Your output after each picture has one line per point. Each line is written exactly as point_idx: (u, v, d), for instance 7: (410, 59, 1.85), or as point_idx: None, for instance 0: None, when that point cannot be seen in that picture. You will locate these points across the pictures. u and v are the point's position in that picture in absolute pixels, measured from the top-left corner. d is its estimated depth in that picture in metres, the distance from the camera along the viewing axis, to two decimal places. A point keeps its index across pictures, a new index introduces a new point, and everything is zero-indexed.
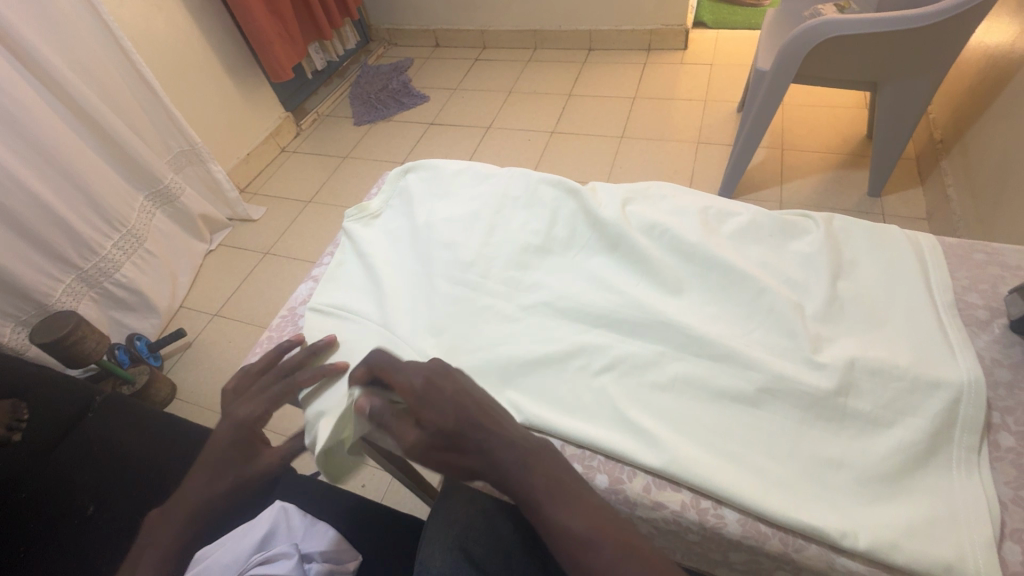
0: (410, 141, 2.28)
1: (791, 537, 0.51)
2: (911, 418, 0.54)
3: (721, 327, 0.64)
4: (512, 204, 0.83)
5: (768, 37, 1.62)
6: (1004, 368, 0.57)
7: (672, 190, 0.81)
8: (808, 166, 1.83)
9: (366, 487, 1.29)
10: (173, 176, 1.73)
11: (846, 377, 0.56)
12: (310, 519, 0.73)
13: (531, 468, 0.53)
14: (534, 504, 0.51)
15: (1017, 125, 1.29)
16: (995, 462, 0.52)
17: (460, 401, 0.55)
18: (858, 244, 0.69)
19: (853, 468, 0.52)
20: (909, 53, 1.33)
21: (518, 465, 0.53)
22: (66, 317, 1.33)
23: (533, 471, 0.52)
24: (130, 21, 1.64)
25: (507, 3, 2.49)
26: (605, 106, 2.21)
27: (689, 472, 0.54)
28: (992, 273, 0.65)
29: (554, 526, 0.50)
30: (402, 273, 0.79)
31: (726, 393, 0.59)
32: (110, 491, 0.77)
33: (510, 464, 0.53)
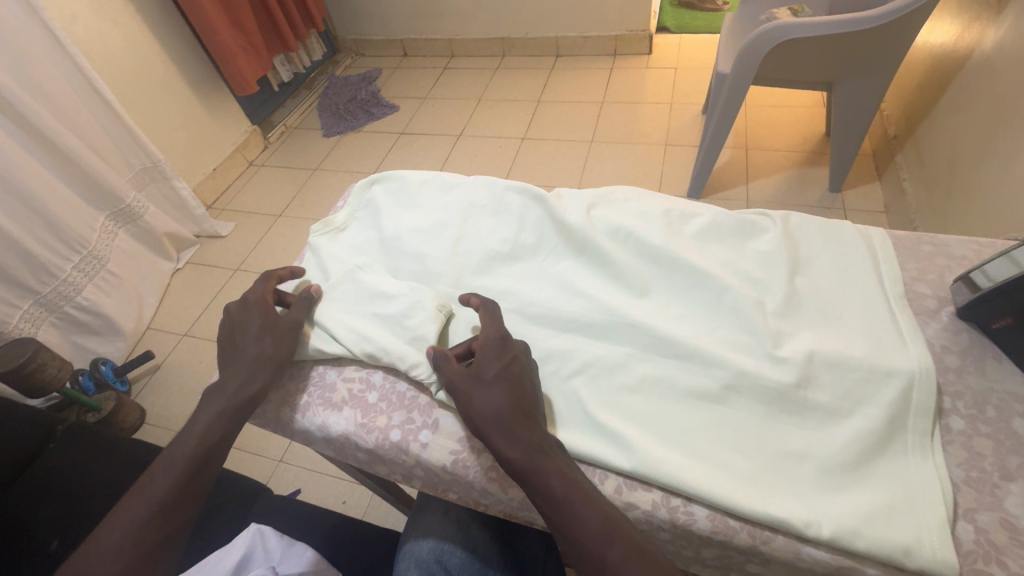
0: (381, 150, 2.26)
1: (758, 530, 0.52)
2: (868, 407, 0.55)
3: (685, 327, 0.65)
4: (478, 213, 0.83)
5: (728, 40, 1.66)
6: (952, 354, 0.60)
7: (635, 193, 0.83)
8: (771, 164, 1.89)
9: (347, 503, 1.28)
10: (135, 195, 1.69)
11: (805, 370, 0.58)
12: (288, 540, 0.72)
13: (554, 471, 0.52)
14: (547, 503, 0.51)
15: (963, 120, 1.35)
16: (947, 446, 0.54)
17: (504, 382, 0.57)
18: (813, 240, 0.71)
19: (815, 459, 0.54)
20: (858, 55, 1.39)
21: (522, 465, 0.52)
22: (24, 344, 1.28)
23: (554, 474, 0.52)
24: (85, 37, 1.59)
25: (473, 12, 2.51)
26: (574, 112, 2.24)
27: (660, 472, 0.54)
28: (939, 264, 0.68)
29: (565, 527, 0.49)
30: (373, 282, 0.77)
31: (691, 391, 0.60)
32: (74, 526, 0.83)
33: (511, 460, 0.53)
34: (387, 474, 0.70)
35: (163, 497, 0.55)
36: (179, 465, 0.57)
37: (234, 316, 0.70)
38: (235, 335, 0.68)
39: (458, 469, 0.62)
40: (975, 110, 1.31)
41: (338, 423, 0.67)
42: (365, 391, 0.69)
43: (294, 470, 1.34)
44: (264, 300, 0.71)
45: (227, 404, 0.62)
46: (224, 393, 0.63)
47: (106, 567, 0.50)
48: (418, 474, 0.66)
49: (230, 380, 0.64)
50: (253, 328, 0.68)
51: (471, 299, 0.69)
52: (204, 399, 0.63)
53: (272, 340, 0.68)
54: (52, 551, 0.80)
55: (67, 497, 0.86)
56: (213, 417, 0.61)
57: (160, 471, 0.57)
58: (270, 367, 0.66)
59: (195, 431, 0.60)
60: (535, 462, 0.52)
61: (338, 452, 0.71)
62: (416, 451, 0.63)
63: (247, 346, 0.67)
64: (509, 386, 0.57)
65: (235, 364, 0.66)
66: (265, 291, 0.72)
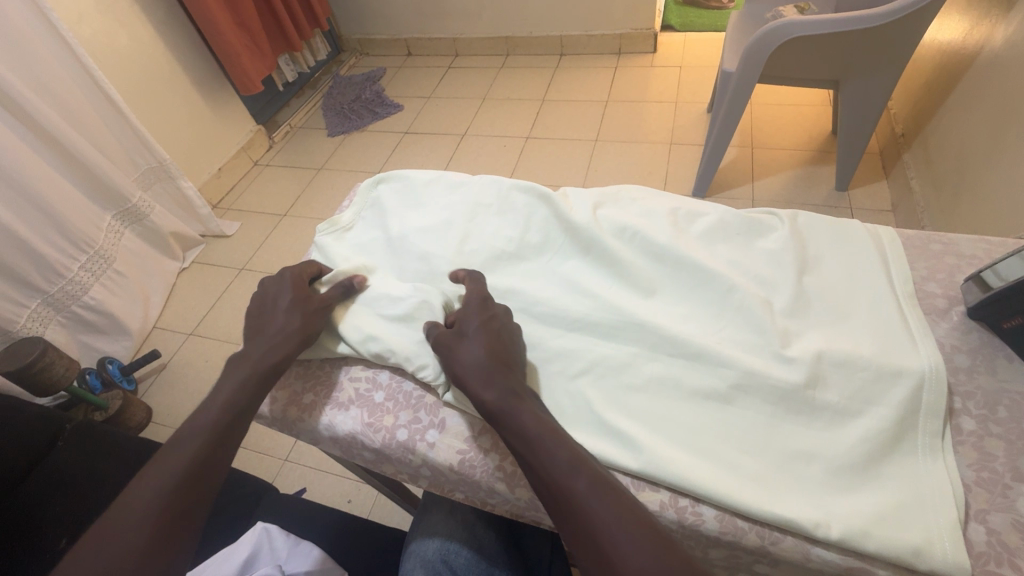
0: (386, 150, 2.27)
1: (767, 530, 0.52)
2: (878, 407, 0.55)
3: (692, 326, 0.65)
4: (484, 213, 0.83)
5: (733, 39, 1.65)
6: (962, 354, 0.59)
7: (641, 192, 0.82)
8: (777, 163, 1.88)
9: (352, 502, 1.28)
10: (141, 195, 1.70)
11: (814, 370, 0.58)
12: (295, 539, 0.72)
13: (581, 471, 0.49)
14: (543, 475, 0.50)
15: (973, 117, 1.34)
16: (958, 446, 0.53)
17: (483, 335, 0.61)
18: (822, 239, 0.71)
19: (824, 459, 0.53)
20: (865, 53, 1.38)
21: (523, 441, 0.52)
22: (32, 343, 1.29)
23: (581, 474, 0.49)
24: (91, 38, 1.60)
25: (477, 11, 2.51)
26: (578, 111, 2.24)
27: (667, 472, 0.54)
28: (949, 263, 0.67)
29: (582, 525, 0.46)
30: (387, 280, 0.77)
31: (699, 391, 0.59)
32: (82, 525, 0.84)
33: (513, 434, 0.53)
34: (394, 474, 0.70)
35: (186, 470, 0.54)
36: (199, 441, 0.56)
37: (268, 290, 0.71)
38: (266, 309, 0.69)
39: (465, 469, 0.62)
40: (984, 107, 1.30)
41: (345, 421, 0.67)
42: (371, 390, 0.69)
43: (299, 468, 1.35)
44: (299, 279, 0.72)
45: (249, 378, 0.63)
46: (246, 367, 0.64)
47: (130, 530, 0.49)
48: (425, 474, 0.66)
49: (252, 355, 0.65)
50: (285, 304, 0.69)
51: (457, 275, 0.73)
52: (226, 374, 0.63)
53: (302, 316, 0.69)
54: (60, 549, 0.81)
55: (76, 496, 0.87)
56: (230, 397, 0.61)
57: (179, 447, 0.55)
58: (292, 348, 0.67)
59: (212, 410, 0.59)
60: (559, 458, 0.50)
61: (344, 451, 0.71)
62: (423, 451, 0.63)
63: (272, 324, 0.68)
64: (487, 338, 0.61)
65: (257, 342, 0.66)
66: (302, 274, 0.74)
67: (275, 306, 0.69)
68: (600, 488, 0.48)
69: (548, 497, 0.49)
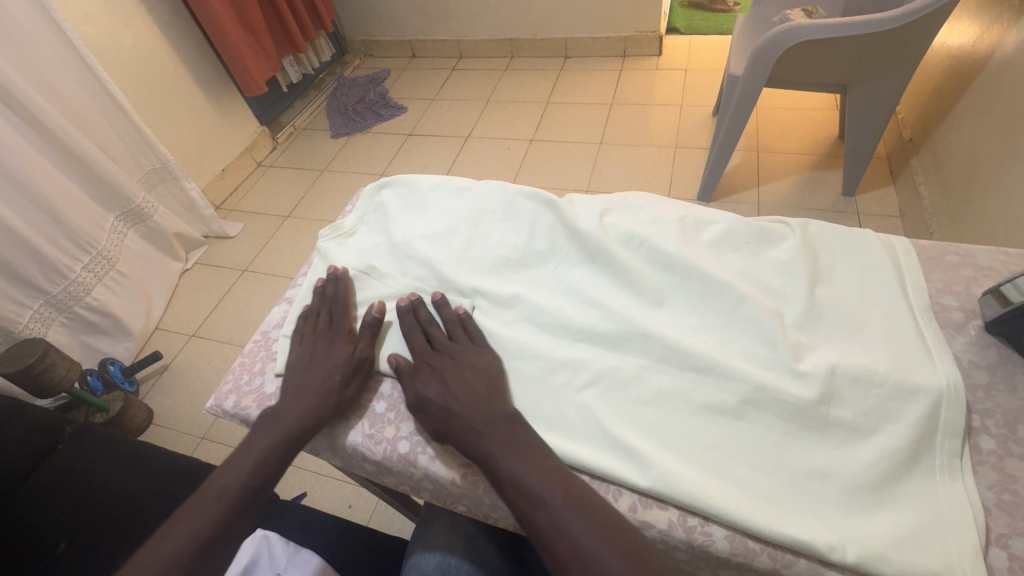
0: (389, 152, 2.26)
1: (779, 552, 0.50)
2: (895, 424, 0.53)
3: (702, 338, 0.63)
4: (489, 219, 0.82)
5: (740, 41, 1.64)
6: (981, 370, 0.57)
7: (648, 199, 0.81)
8: (784, 167, 1.86)
9: (353, 507, 1.27)
10: (145, 196, 1.69)
11: (829, 385, 0.56)
12: (294, 547, 0.71)
13: (553, 485, 0.53)
14: (523, 491, 0.53)
15: (983, 123, 1.32)
16: (977, 467, 0.52)
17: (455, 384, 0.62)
18: (834, 249, 0.69)
19: (839, 478, 0.52)
20: (875, 57, 1.37)
21: (509, 457, 0.55)
22: (34, 344, 1.28)
23: (554, 489, 0.52)
24: (96, 38, 1.60)
25: (482, 13, 2.50)
26: (583, 113, 2.22)
27: (677, 490, 0.53)
28: (965, 275, 0.66)
29: (565, 546, 0.49)
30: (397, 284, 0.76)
31: (709, 405, 0.58)
32: (80, 530, 0.83)
33: (496, 451, 0.56)
34: (394, 485, 0.69)
35: (202, 539, 0.55)
36: (219, 508, 0.57)
37: (314, 357, 0.68)
38: (305, 369, 0.67)
39: (467, 483, 0.60)
40: (994, 114, 1.28)
41: (345, 433, 0.66)
42: (371, 401, 0.68)
43: (300, 472, 1.33)
44: (328, 332, 0.71)
45: (282, 438, 0.62)
46: (284, 425, 0.63)
47: None
48: (427, 487, 0.64)
49: (289, 412, 0.63)
50: (326, 362, 0.67)
51: (435, 295, 0.72)
52: (264, 425, 0.63)
53: (343, 377, 0.66)
54: (58, 553, 0.80)
55: (74, 499, 0.86)
56: (256, 457, 0.61)
57: (199, 510, 0.56)
58: (326, 412, 0.64)
59: (241, 471, 0.60)
60: (532, 482, 0.53)
61: (345, 462, 0.69)
62: (424, 464, 0.62)
63: (310, 384, 0.66)
64: (464, 386, 0.62)
65: (299, 400, 0.65)
66: (345, 330, 0.71)
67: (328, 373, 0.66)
68: (577, 507, 0.51)
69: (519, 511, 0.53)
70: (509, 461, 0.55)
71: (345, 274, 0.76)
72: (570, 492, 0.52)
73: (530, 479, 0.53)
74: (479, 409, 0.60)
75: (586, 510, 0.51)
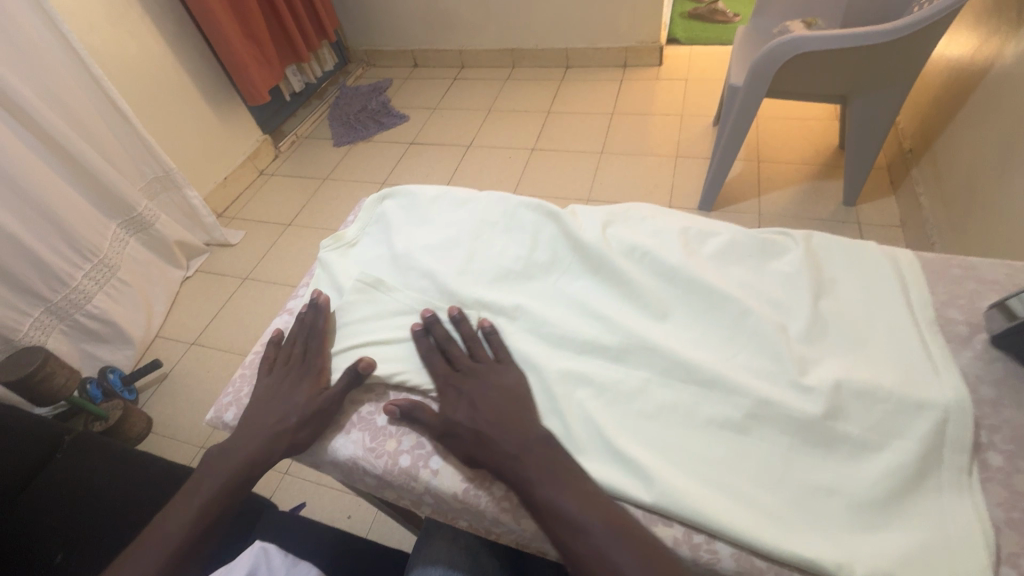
0: (391, 160, 2.27)
1: (786, 570, 0.49)
2: (901, 440, 0.53)
3: (705, 351, 0.63)
4: (491, 230, 0.82)
5: (741, 53, 1.65)
6: (987, 385, 0.57)
7: (650, 211, 0.81)
8: (785, 177, 1.87)
9: (352, 518, 1.25)
10: (147, 204, 1.70)
11: (833, 400, 0.55)
12: (293, 560, 0.70)
13: (594, 512, 0.52)
14: (560, 516, 0.52)
15: (982, 135, 1.33)
16: (985, 484, 0.51)
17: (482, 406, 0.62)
18: (837, 262, 0.69)
19: (845, 495, 0.51)
20: (875, 68, 1.37)
21: (544, 480, 0.54)
22: (33, 352, 1.31)
23: (595, 515, 0.52)
24: (100, 48, 1.61)
25: (484, 24, 2.52)
26: (584, 122, 2.24)
27: (682, 505, 0.52)
28: (970, 288, 0.65)
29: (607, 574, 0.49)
30: (400, 295, 0.75)
31: (713, 419, 0.57)
32: (78, 540, 0.82)
33: (532, 474, 0.55)
34: (395, 500, 0.68)
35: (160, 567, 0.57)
36: (176, 540, 0.59)
37: (277, 394, 0.67)
38: (266, 405, 0.67)
39: (469, 497, 0.60)
40: (994, 125, 1.29)
41: (346, 446, 0.65)
42: (373, 414, 0.67)
43: (299, 482, 1.33)
44: (296, 369, 0.70)
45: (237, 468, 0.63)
46: (236, 457, 0.63)
47: None
48: (428, 501, 0.63)
49: (242, 444, 0.64)
50: (285, 402, 0.66)
51: (452, 310, 0.71)
52: (218, 456, 0.64)
53: (298, 420, 0.65)
54: (56, 565, 0.80)
55: (73, 510, 0.85)
56: (211, 489, 0.62)
57: (157, 541, 0.59)
58: (277, 450, 0.64)
59: (194, 503, 0.61)
60: (571, 507, 0.52)
61: (345, 475, 0.69)
62: (426, 477, 0.61)
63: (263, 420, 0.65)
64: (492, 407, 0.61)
65: (253, 433, 0.65)
66: (315, 370, 0.69)
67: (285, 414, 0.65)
68: (618, 533, 0.51)
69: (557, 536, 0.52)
70: (547, 488, 0.54)
71: (324, 303, 0.75)
72: (609, 518, 0.52)
73: (570, 504, 0.53)
74: (511, 432, 0.59)
75: (627, 538, 0.50)
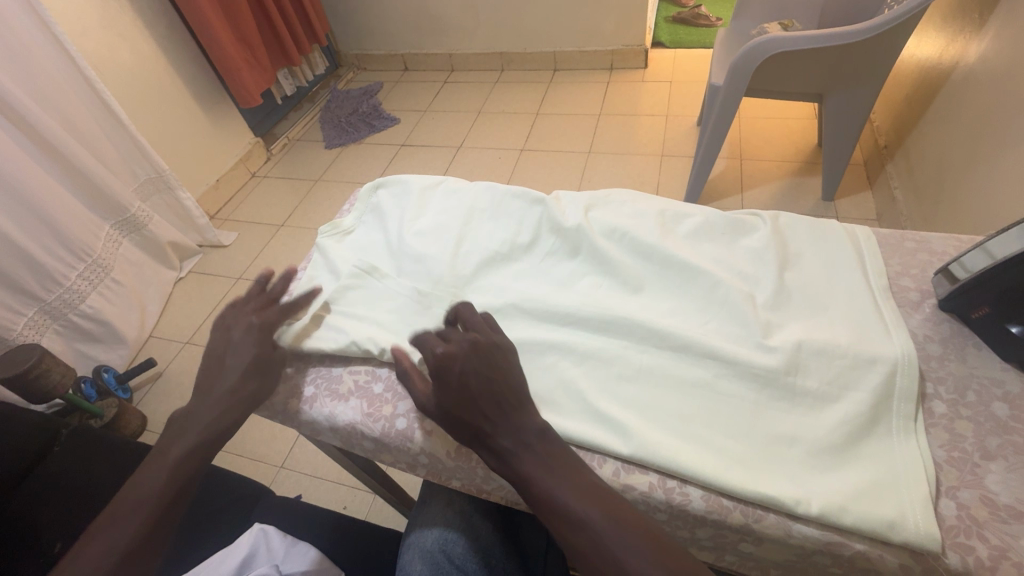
0: (383, 162, 2.31)
1: (750, 508, 0.54)
2: (855, 392, 0.58)
3: (680, 319, 0.68)
4: (479, 216, 0.86)
5: (720, 54, 1.72)
6: (934, 343, 0.62)
7: (630, 195, 0.85)
8: (766, 174, 1.93)
9: (347, 508, 1.29)
10: (140, 205, 1.73)
11: (794, 358, 0.61)
12: (291, 540, 0.74)
13: (561, 474, 0.53)
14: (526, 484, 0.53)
15: (950, 128, 1.39)
16: (930, 428, 0.56)
17: (476, 377, 0.58)
18: (802, 239, 0.74)
19: (805, 442, 0.56)
20: (842, 68, 1.44)
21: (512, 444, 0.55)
22: (29, 350, 1.30)
23: (561, 479, 0.53)
24: (93, 51, 1.64)
25: (473, 28, 2.58)
26: (572, 123, 2.29)
27: (657, 455, 0.57)
28: (922, 259, 0.71)
29: (578, 537, 0.50)
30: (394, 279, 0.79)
31: (686, 380, 0.62)
32: (76, 529, 0.85)
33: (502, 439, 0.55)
34: (392, 463, 0.72)
35: (125, 548, 0.54)
36: (153, 499, 0.57)
37: (230, 342, 0.68)
38: (218, 357, 0.67)
39: (461, 456, 0.64)
40: (959, 121, 1.36)
41: (345, 412, 0.69)
42: (371, 382, 0.71)
43: (295, 474, 1.36)
44: (267, 324, 0.70)
45: (205, 434, 0.62)
46: (200, 423, 0.62)
47: None
48: (423, 462, 0.67)
49: (210, 410, 0.63)
50: (243, 358, 0.67)
51: None
52: (178, 424, 0.63)
53: (245, 374, 0.66)
54: (56, 553, 0.82)
55: (71, 500, 0.88)
56: (178, 458, 0.60)
57: (131, 506, 0.57)
58: (235, 413, 0.64)
59: (161, 472, 0.59)
60: (538, 472, 0.53)
61: (343, 441, 0.72)
62: (420, 438, 0.65)
63: (225, 379, 0.65)
64: (490, 378, 0.58)
65: (215, 396, 0.64)
66: (266, 327, 0.70)
67: (244, 378, 0.66)
68: (587, 494, 0.52)
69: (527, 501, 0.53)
70: (541, 478, 0.53)
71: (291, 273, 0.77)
72: (575, 480, 0.53)
73: (551, 485, 0.52)
74: (493, 399, 0.57)
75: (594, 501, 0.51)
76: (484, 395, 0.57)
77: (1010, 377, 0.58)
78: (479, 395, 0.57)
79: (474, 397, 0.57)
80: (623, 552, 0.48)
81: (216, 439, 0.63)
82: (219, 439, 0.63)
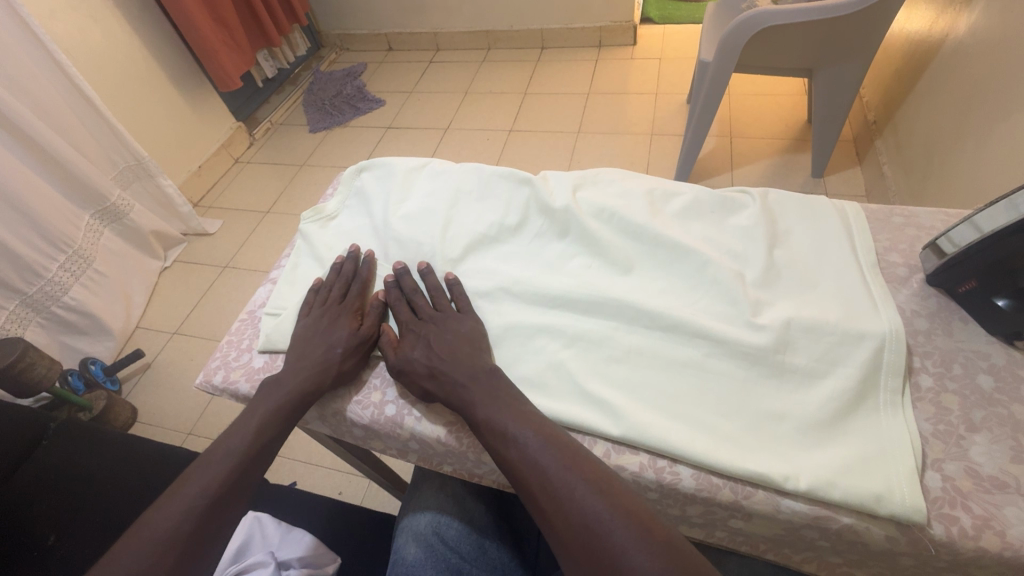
0: (368, 145, 2.27)
1: (740, 485, 0.54)
2: (842, 367, 0.58)
3: (670, 299, 0.67)
4: (466, 199, 0.84)
5: (710, 29, 1.68)
6: (921, 318, 0.63)
7: (620, 173, 0.84)
8: (756, 151, 1.92)
9: (344, 493, 1.29)
10: (120, 193, 1.68)
11: (784, 335, 0.61)
12: (286, 527, 0.74)
13: (550, 447, 0.54)
14: (512, 456, 0.54)
15: (940, 102, 1.39)
16: (917, 402, 0.57)
17: (428, 342, 0.67)
18: (792, 216, 0.74)
19: (794, 419, 0.56)
20: (832, 42, 1.43)
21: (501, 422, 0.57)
22: (12, 343, 1.27)
23: (550, 450, 0.54)
24: (63, 35, 1.58)
25: (458, 6, 2.51)
26: (561, 102, 2.26)
27: (647, 436, 0.57)
28: (910, 234, 0.71)
29: (561, 501, 0.50)
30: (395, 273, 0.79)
31: (676, 360, 0.62)
32: (67, 522, 0.84)
33: (493, 414, 0.58)
34: (383, 450, 0.72)
35: (202, 507, 0.53)
36: (237, 455, 0.58)
37: (317, 326, 0.70)
38: (305, 343, 0.69)
39: (451, 440, 0.63)
40: (948, 95, 1.35)
41: (335, 398, 0.69)
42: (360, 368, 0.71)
43: (289, 462, 1.35)
44: (352, 305, 0.73)
45: (291, 400, 0.64)
46: (287, 387, 0.64)
47: (159, 537, 0.51)
48: (414, 448, 0.67)
49: (301, 375, 0.65)
50: (337, 337, 0.69)
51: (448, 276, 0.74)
52: (267, 389, 0.65)
53: (345, 350, 0.68)
54: (49, 547, 0.81)
55: (61, 494, 0.87)
56: (261, 421, 0.61)
57: (209, 464, 0.57)
58: (326, 380, 0.66)
59: (246, 431, 0.60)
60: (529, 442, 0.55)
61: (334, 429, 0.72)
62: (410, 425, 0.65)
63: (319, 354, 0.67)
64: (443, 343, 0.66)
65: (307, 364, 0.67)
66: (353, 307, 0.73)
67: (334, 351, 0.68)
68: (571, 463, 0.53)
69: (512, 473, 0.54)
70: (530, 450, 0.54)
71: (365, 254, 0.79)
72: (563, 453, 0.54)
73: (539, 456, 0.53)
74: (460, 363, 0.63)
75: (578, 472, 0.52)
76: (433, 354, 0.65)
77: (996, 350, 0.59)
78: (428, 356, 0.65)
79: (424, 357, 0.65)
80: (602, 517, 0.48)
81: (278, 432, 0.62)
82: (279, 433, 0.62)
